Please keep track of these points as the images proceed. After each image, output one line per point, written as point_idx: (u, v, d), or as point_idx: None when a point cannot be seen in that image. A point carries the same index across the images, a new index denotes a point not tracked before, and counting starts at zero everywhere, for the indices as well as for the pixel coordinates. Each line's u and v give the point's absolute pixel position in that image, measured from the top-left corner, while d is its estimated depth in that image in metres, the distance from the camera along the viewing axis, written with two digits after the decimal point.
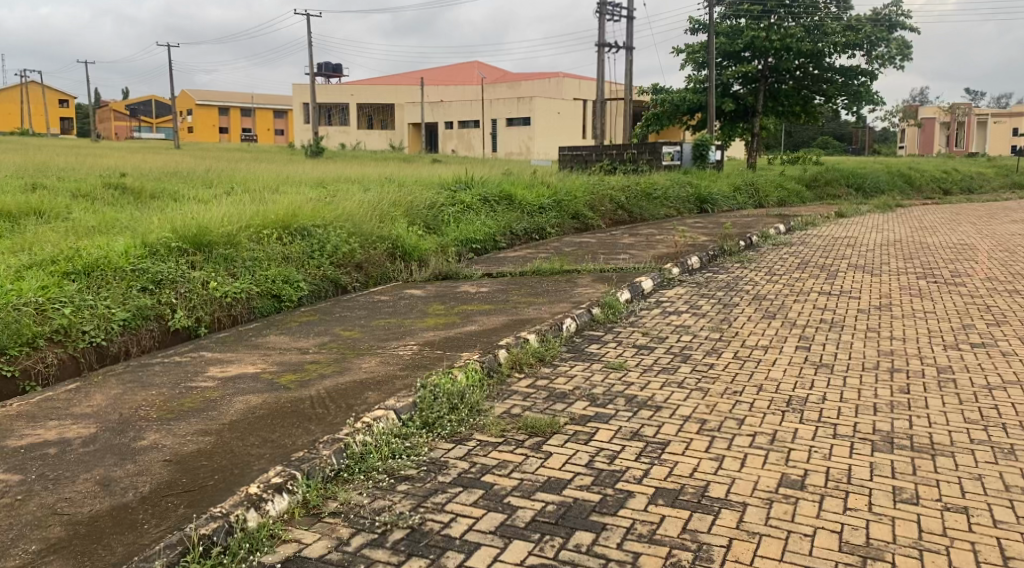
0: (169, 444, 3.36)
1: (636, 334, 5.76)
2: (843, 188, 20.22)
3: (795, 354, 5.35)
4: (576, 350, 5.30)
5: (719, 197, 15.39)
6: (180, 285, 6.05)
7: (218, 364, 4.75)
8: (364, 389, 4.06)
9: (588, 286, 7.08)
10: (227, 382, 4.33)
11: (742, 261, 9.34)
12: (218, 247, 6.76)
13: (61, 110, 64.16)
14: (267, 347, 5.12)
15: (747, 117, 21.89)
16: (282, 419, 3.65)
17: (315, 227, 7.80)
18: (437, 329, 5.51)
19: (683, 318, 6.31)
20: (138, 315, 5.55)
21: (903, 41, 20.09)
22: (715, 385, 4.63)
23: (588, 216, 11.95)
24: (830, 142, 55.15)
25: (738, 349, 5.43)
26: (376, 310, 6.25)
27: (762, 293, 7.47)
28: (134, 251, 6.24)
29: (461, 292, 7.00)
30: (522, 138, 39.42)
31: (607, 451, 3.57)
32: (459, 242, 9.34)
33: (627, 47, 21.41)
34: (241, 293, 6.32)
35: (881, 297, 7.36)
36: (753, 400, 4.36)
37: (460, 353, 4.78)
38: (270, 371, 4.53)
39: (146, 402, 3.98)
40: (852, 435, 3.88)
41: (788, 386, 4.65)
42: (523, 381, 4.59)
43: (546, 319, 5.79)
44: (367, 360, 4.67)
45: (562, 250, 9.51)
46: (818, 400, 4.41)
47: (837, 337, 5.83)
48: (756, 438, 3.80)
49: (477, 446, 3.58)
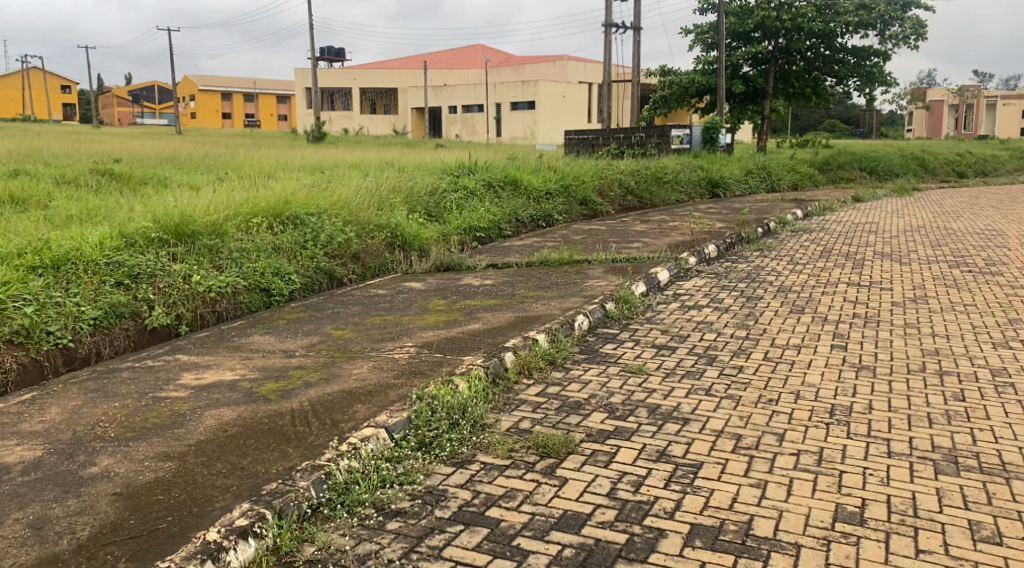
0: (122, 472, 2.88)
1: (655, 332, 5.27)
2: (856, 172, 19.64)
3: (831, 355, 4.85)
4: (590, 351, 4.82)
5: (731, 180, 14.87)
6: (158, 280, 5.58)
7: (193, 370, 4.26)
8: (354, 401, 3.58)
9: (601, 279, 6.60)
10: (200, 393, 3.85)
11: (761, 250, 8.83)
12: (203, 238, 6.28)
13: (63, 96, 63.82)
14: (250, 349, 4.64)
15: (757, 99, 21.22)
16: (257, 438, 3.17)
17: (308, 215, 7.32)
18: (437, 328, 5.02)
19: (705, 313, 5.82)
20: (111, 314, 5.10)
21: (917, 20, 19.42)
22: (746, 392, 4.15)
23: (596, 202, 11.45)
24: (837, 125, 54.31)
25: (768, 349, 4.93)
26: (372, 306, 5.78)
27: (786, 284, 6.97)
28: (110, 243, 5.78)
29: (464, 285, 6.52)
30: (527, 122, 38.79)
31: (631, 477, 3.10)
32: (462, 230, 8.84)
33: (635, 27, 20.78)
34: (226, 287, 5.86)
35: (915, 289, 6.85)
36: (792, 411, 3.89)
37: (461, 356, 4.30)
38: (248, 378, 4.05)
39: (104, 417, 3.49)
40: (911, 453, 3.40)
41: (829, 392, 4.17)
42: (532, 389, 4.10)
43: (557, 316, 5.31)
44: (358, 365, 4.19)
45: (571, 239, 9.00)
46: (865, 409, 3.93)
47: (875, 334, 5.34)
48: (801, 459, 3.33)
49: (481, 470, 3.10)
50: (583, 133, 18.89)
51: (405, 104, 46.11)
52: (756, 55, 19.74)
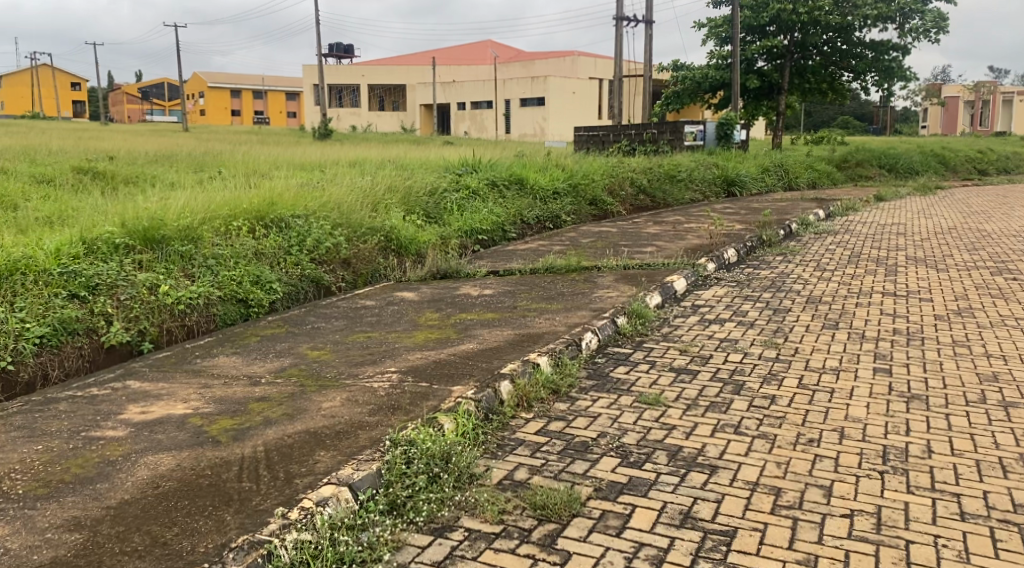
0: (14, 549, 2.33)
1: (673, 352, 4.68)
2: (875, 170, 18.94)
3: (875, 381, 4.23)
4: (599, 376, 4.22)
5: (748, 179, 14.21)
6: (120, 291, 5.02)
7: (140, 402, 3.68)
8: (317, 445, 3.01)
9: (612, 289, 6.00)
10: (139, 433, 3.26)
11: (784, 254, 8.22)
12: (175, 243, 5.74)
13: (73, 93, 63.57)
14: (211, 375, 4.07)
15: (772, 94, 20.53)
16: (192, 499, 2.60)
17: (295, 218, 6.76)
18: (427, 348, 4.44)
19: (727, 329, 5.21)
20: (61, 330, 4.57)
21: (938, 13, 18.67)
22: (781, 430, 3.56)
23: (607, 201, 10.83)
24: (851, 122, 53.37)
25: (802, 373, 4.33)
26: (357, 321, 5.22)
27: (815, 294, 6.35)
28: (67, 250, 5.23)
29: (461, 296, 5.93)
30: (537, 118, 38.13)
31: (650, 551, 2.52)
32: (462, 233, 8.27)
33: (647, 22, 20.11)
34: (197, 298, 5.30)
35: (958, 300, 6.21)
36: (838, 455, 3.30)
37: (451, 386, 3.71)
38: (200, 414, 3.47)
39: (17, 467, 2.92)
40: (989, 515, 2.80)
41: (878, 430, 3.57)
42: (531, 426, 3.51)
43: (562, 333, 4.73)
44: (331, 396, 3.61)
45: (580, 242, 8.42)
46: (922, 453, 3.33)
47: (922, 355, 4.72)
48: (856, 523, 2.74)
49: (464, 542, 2.53)
50: (593, 130, 18.27)
51: (413, 101, 45.58)
52: (770, 49, 19.04)
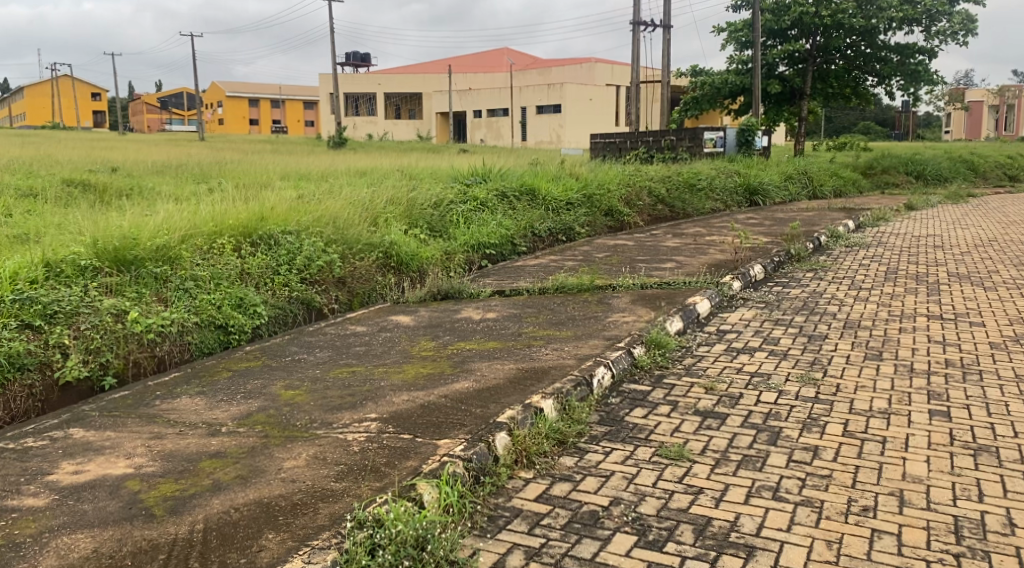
0: None
1: (697, 389, 4.10)
2: (901, 176, 18.24)
3: (934, 428, 3.63)
4: (613, 422, 3.66)
5: (770, 187, 13.59)
6: (80, 319, 4.50)
7: (77, 457, 3.17)
8: (265, 525, 2.50)
9: (627, 312, 5.43)
10: (63, 501, 2.75)
11: (814, 269, 7.62)
12: (149, 265, 5.26)
13: (94, 103, 63.88)
14: (166, 422, 3.54)
15: (794, 100, 19.90)
16: None
17: (284, 234, 6.25)
18: (415, 388, 3.89)
19: (758, 360, 4.63)
20: (7, 367, 4.08)
21: (966, 15, 17.96)
22: (828, 494, 2.97)
23: (623, 211, 10.22)
24: (872, 127, 52.51)
25: (847, 418, 3.74)
26: (344, 351, 4.70)
27: (853, 317, 5.74)
28: (24, 273, 4.73)
29: (462, 320, 5.42)
30: (554, 125, 37.55)
31: None
32: (469, 247, 7.74)
33: (665, 26, 19.52)
34: (169, 325, 4.79)
35: (1013, 325, 5.58)
36: (900, 531, 2.72)
37: (437, 440, 3.16)
38: (141, 475, 2.94)
39: None
40: None
41: (945, 494, 2.98)
42: (530, 490, 2.96)
43: (571, 368, 4.16)
44: (296, 452, 3.08)
45: (593, 257, 7.86)
46: (1004, 528, 2.74)
47: (984, 394, 4.11)
48: None
49: None
50: (610, 137, 17.68)
51: (429, 109, 45.22)
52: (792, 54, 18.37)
